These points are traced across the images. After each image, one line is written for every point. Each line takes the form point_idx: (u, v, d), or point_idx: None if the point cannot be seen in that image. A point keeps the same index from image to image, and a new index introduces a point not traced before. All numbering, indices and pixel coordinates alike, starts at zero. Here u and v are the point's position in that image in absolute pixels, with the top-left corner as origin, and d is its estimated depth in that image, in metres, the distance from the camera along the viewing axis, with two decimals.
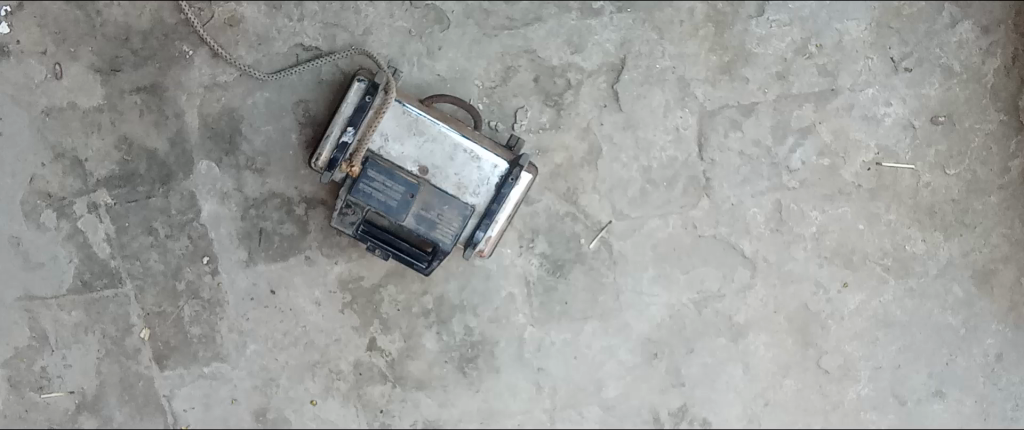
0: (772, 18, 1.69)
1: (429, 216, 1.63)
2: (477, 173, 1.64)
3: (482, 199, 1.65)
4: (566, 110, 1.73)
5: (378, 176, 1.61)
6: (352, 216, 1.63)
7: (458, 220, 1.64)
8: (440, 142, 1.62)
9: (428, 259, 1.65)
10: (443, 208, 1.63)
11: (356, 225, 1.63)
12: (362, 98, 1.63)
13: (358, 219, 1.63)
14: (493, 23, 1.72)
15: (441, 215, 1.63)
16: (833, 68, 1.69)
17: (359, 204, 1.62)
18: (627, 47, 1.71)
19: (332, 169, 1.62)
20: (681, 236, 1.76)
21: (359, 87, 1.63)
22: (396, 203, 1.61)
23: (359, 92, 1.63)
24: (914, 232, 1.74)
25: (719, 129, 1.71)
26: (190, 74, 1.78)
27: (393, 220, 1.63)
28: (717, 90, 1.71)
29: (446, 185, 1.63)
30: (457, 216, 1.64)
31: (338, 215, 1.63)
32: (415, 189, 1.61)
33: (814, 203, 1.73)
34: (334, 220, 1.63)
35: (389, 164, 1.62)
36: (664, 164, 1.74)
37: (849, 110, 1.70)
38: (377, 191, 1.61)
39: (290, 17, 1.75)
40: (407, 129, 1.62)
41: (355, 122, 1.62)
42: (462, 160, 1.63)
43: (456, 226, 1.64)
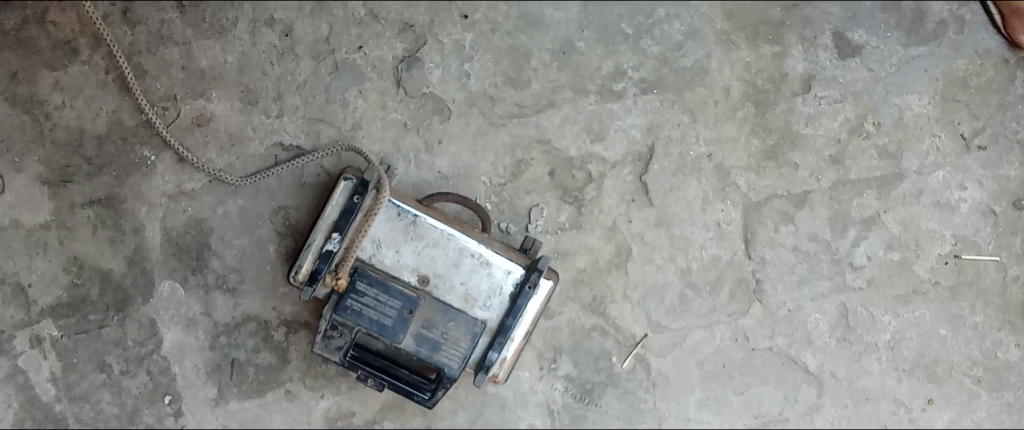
0: (820, 95, 1.48)
1: (432, 337, 1.36)
2: (487, 282, 1.38)
3: (495, 313, 1.38)
4: (589, 206, 1.49)
5: (369, 291, 1.35)
6: (338, 341, 1.35)
7: (467, 339, 1.36)
8: (443, 247, 1.37)
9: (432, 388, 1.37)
10: (448, 326, 1.36)
11: (344, 351, 1.36)
12: (349, 198, 1.37)
13: (346, 344, 1.36)
14: (501, 111, 1.51)
15: (447, 335, 1.36)
16: (895, 149, 1.47)
17: (347, 325, 1.35)
18: (655, 133, 1.49)
19: (314, 284, 1.35)
20: (731, 350, 1.48)
21: (346, 185, 1.38)
22: (390, 321, 1.35)
23: (346, 191, 1.38)
24: (1006, 337, 1.47)
25: (768, 223, 1.47)
26: (152, 182, 1.52)
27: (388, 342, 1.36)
28: (762, 178, 1.48)
29: (452, 298, 1.37)
30: (465, 335, 1.36)
31: (321, 340, 1.36)
32: (414, 304, 1.35)
33: (886, 306, 1.47)
34: (317, 345, 1.36)
35: (382, 276, 1.36)
36: (707, 265, 1.48)
37: (918, 196, 1.46)
38: (369, 308, 1.34)
39: (267, 112, 1.51)
40: (403, 233, 1.36)
41: (342, 228, 1.36)
42: (469, 268, 1.37)
43: (464, 347, 1.36)
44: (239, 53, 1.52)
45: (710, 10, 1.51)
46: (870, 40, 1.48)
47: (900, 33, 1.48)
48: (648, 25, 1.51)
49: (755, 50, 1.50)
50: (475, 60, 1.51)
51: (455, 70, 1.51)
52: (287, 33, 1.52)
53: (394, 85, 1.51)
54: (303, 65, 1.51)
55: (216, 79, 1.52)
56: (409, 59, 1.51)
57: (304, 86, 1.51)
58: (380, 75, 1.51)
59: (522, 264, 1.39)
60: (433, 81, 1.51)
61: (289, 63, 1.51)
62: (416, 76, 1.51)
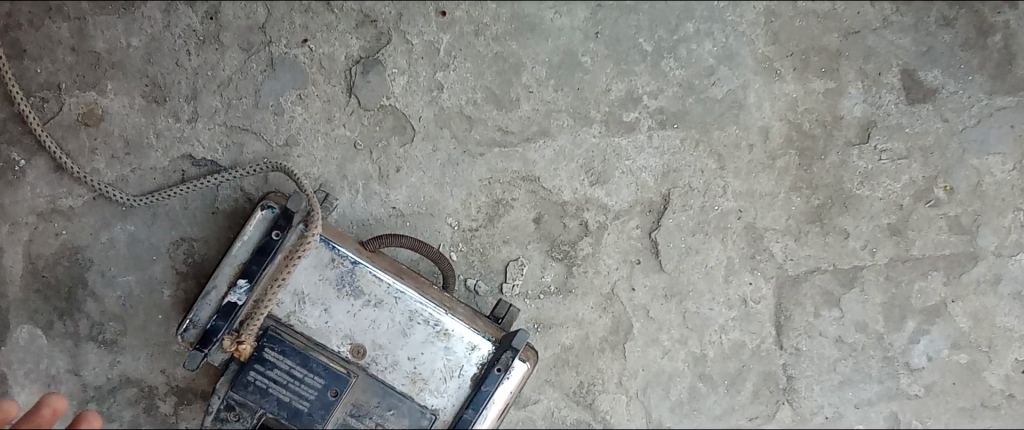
0: (880, 147, 1.18)
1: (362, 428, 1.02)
2: (443, 359, 1.03)
3: (450, 401, 1.03)
4: (581, 266, 1.18)
5: (282, 362, 1.00)
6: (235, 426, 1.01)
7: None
8: (387, 308, 1.03)
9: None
10: (384, 415, 1.02)
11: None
12: (266, 234, 1.02)
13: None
14: (478, 136, 1.18)
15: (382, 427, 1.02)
16: (970, 222, 1.17)
17: (247, 407, 1.00)
18: (672, 179, 1.18)
19: (206, 347, 0.99)
20: None
21: (263, 216, 1.03)
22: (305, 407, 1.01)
23: (262, 224, 1.03)
24: None
25: (806, 305, 1.16)
26: (18, 194, 1.15)
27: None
28: (803, 246, 1.17)
29: (393, 377, 1.03)
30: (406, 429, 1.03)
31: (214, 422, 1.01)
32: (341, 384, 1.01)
33: (946, 420, 1.17)
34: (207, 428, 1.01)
35: (301, 341, 1.01)
36: (726, 354, 1.17)
37: (995, 284, 1.16)
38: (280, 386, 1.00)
39: (176, 115, 1.17)
40: (335, 286, 1.02)
41: (253, 273, 1.01)
42: (421, 338, 1.03)
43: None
44: (147, 35, 1.17)
45: (751, 30, 1.19)
46: (947, 83, 1.18)
47: (984, 77, 1.18)
48: (673, 42, 1.19)
49: (803, 84, 1.19)
50: (451, 69, 1.18)
51: (425, 79, 1.18)
52: (211, 14, 1.17)
53: (344, 92, 1.17)
54: (228, 58, 1.17)
55: (115, 66, 1.17)
56: (367, 60, 1.17)
57: (228, 84, 1.17)
58: (327, 78, 1.17)
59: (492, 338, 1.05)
60: (395, 91, 1.18)
61: (211, 53, 1.17)
62: (374, 82, 1.17)
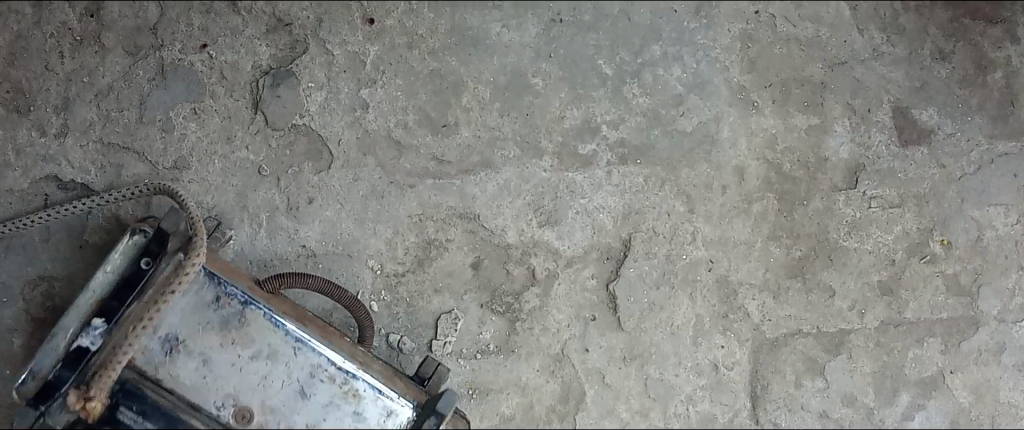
0: (869, 193, 1.03)
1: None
2: (354, 425, 0.79)
3: None
4: (526, 321, 0.99)
5: (143, 421, 0.75)
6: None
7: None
8: (285, 358, 0.80)
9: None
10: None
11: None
12: (134, 263, 0.82)
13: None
14: (408, 165, 1.01)
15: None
16: (969, 282, 1.02)
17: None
18: (634, 222, 1.02)
19: (43, 404, 0.76)
20: None
21: (131, 242, 0.83)
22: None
23: (132, 252, 0.83)
24: None
25: (786, 373, 1.00)
26: None
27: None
28: (782, 305, 1.01)
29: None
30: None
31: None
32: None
33: None
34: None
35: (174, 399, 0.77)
36: (694, 429, 0.98)
37: (998, 354, 1.01)
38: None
39: (42, 128, 0.97)
40: (219, 330, 0.80)
41: (115, 312, 0.80)
42: (326, 398, 0.79)
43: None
44: (12, 33, 0.99)
45: (725, 55, 1.06)
46: (943, 123, 1.05)
47: (982, 119, 1.05)
48: (637, 66, 1.05)
49: (784, 118, 1.04)
50: (379, 85, 1.02)
51: (348, 97, 1.01)
52: (92, 12, 1.00)
53: (250, 107, 0.99)
54: (110, 62, 0.99)
55: None
56: (279, 71, 1.00)
57: (108, 94, 0.98)
58: (229, 91, 0.99)
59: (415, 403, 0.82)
60: (311, 109, 1.00)
61: (89, 57, 0.98)
62: (286, 98, 1.00)
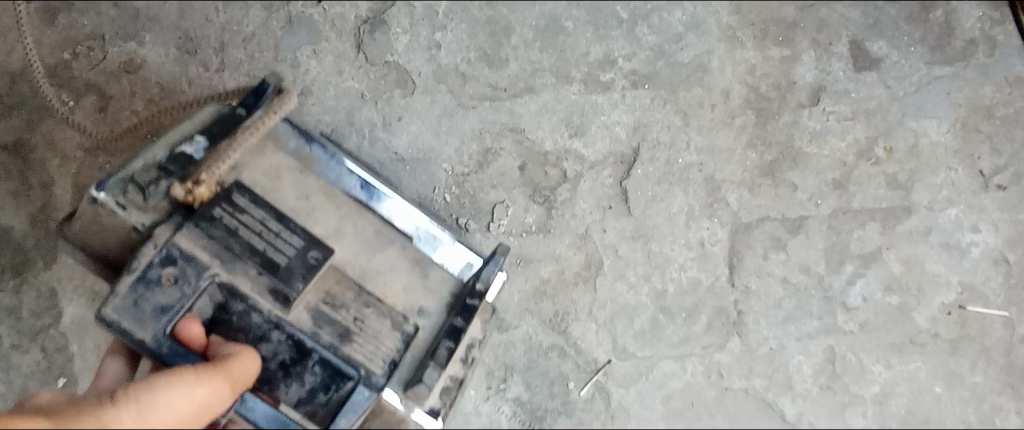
0: (829, 110, 1.32)
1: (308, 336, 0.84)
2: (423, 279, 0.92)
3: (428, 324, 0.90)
4: (559, 209, 1.32)
5: (241, 217, 0.86)
6: (154, 304, 0.79)
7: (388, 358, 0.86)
8: (354, 217, 0.93)
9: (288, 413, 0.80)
10: (363, 312, 0.87)
11: (167, 318, 0.79)
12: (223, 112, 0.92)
13: (166, 313, 0.79)
14: (471, 91, 1.34)
15: (340, 345, 0.85)
16: (906, 179, 1.31)
17: (192, 266, 0.81)
18: (642, 133, 1.33)
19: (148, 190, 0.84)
20: (701, 388, 1.29)
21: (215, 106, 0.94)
22: (255, 287, 0.83)
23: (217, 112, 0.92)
24: (1005, 402, 1.28)
25: (756, 248, 1.31)
26: (67, 132, 1.31)
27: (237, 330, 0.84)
28: (756, 196, 1.32)
29: (362, 301, 0.88)
30: (377, 358, 0.86)
31: (129, 305, 0.79)
32: (299, 267, 0.85)
33: (879, 355, 1.29)
34: (113, 300, 0.78)
35: (259, 214, 0.86)
36: (684, 289, 1.31)
37: (925, 234, 1.31)
38: (236, 247, 0.84)
39: (205, 65, 1.32)
40: (297, 184, 0.92)
41: (211, 132, 0.89)
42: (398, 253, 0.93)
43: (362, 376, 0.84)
44: None
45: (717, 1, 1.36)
46: (890, 53, 1.33)
47: (923, 49, 1.33)
48: (646, 11, 1.36)
49: (761, 51, 1.34)
50: (449, 30, 1.35)
51: (426, 38, 1.35)
52: None
53: (354, 48, 1.33)
54: (252, 15, 1.35)
55: (152, 20, 1.34)
56: (375, 20, 1.35)
57: (251, 39, 1.33)
58: (339, 36, 1.34)
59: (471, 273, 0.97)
60: (398, 49, 1.34)
61: (236, 11, 1.34)
62: (380, 40, 1.34)
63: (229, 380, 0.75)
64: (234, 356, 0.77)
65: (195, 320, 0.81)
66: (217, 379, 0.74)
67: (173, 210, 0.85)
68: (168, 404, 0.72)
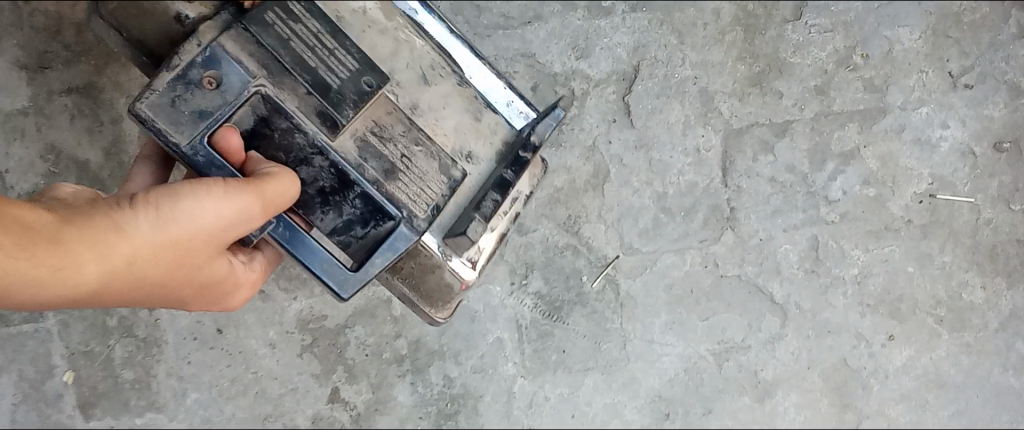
0: (811, 23, 1.46)
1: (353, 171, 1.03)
2: (469, 123, 1.14)
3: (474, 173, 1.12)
4: (569, 124, 1.48)
5: (293, 27, 1.02)
6: (193, 106, 0.96)
7: (434, 200, 1.08)
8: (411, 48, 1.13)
9: (324, 245, 0.99)
10: (412, 151, 1.08)
11: (206, 123, 0.96)
12: None
13: (202, 116, 0.96)
14: (486, 21, 1.48)
15: (384, 181, 1.05)
16: (881, 83, 1.46)
17: (235, 74, 0.97)
18: (641, 53, 1.48)
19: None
20: (699, 276, 1.51)
21: None
22: (303, 114, 1.00)
23: None
24: (971, 278, 1.49)
25: (746, 152, 1.48)
26: (131, 74, 1.49)
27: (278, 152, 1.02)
28: (746, 105, 1.47)
29: (412, 139, 1.08)
30: (422, 201, 1.07)
31: (167, 105, 0.95)
32: (353, 94, 1.02)
33: (856, 241, 1.49)
34: (156, 94, 0.95)
35: (317, 28, 1.04)
36: (682, 190, 1.49)
37: (899, 132, 1.46)
38: (293, 55, 1.01)
39: None
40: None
41: None
42: (447, 91, 1.14)
43: (400, 220, 1.03)
44: None
45: None
46: None
47: None
48: None
49: None
50: None
51: None
52: None
53: None
54: None
55: None
56: None
57: None
58: None
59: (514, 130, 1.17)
60: None
61: None
62: None
63: (251, 198, 0.91)
64: (266, 179, 0.93)
65: (234, 131, 0.97)
66: (241, 195, 0.90)
67: (221, 4, 1.02)
68: (190, 211, 0.89)
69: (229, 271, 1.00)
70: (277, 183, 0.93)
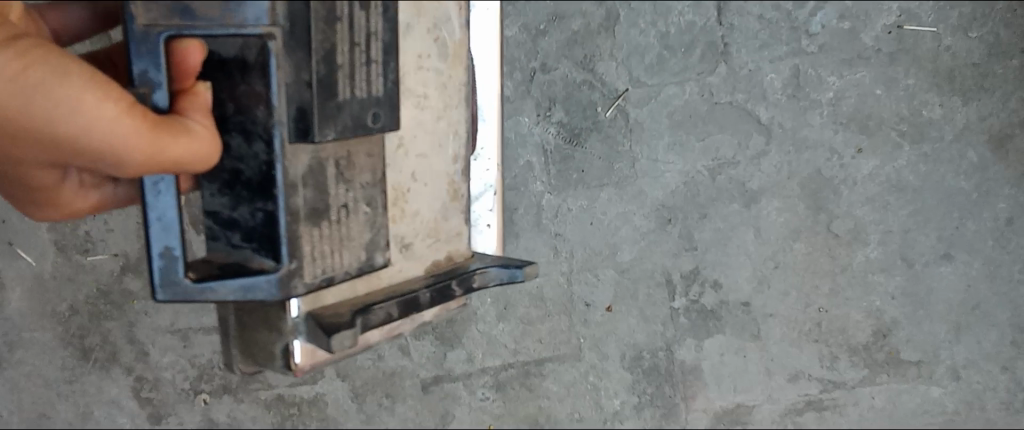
0: None
1: (281, 192, 0.92)
2: (433, 219, 1.14)
3: (394, 263, 1.11)
4: None
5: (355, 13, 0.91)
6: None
7: (342, 270, 1.02)
8: (444, 104, 1.10)
9: (180, 247, 0.92)
10: (361, 208, 1.02)
11: (178, 20, 0.85)
12: None
13: (187, 10, 0.84)
14: None
15: (303, 216, 0.95)
16: None
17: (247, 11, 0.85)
18: None
19: None
20: (697, 104, 1.78)
21: None
22: (284, 102, 0.89)
23: None
24: (931, 97, 1.75)
25: None
26: None
27: (242, 109, 0.91)
28: None
29: (368, 195, 1.02)
30: (319, 256, 0.99)
31: None
32: (350, 121, 0.93)
33: (832, 68, 1.74)
34: None
35: (375, 28, 0.93)
36: (682, 30, 1.73)
37: None
38: (328, 40, 0.89)
39: None
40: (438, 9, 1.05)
41: None
42: (442, 171, 1.13)
43: (279, 271, 0.94)
44: None
45: None
46: None
47: None
48: None
49: None
50: None
51: None
52: None
53: None
54: None
55: None
56: None
57: None
58: None
59: (454, 252, 1.20)
60: None
61: None
62: None
63: (140, 142, 0.85)
64: (173, 135, 0.85)
65: (199, 53, 0.87)
66: (131, 133, 0.85)
67: None
68: (80, 105, 0.86)
69: (56, 182, 1.08)
70: (181, 146, 0.85)
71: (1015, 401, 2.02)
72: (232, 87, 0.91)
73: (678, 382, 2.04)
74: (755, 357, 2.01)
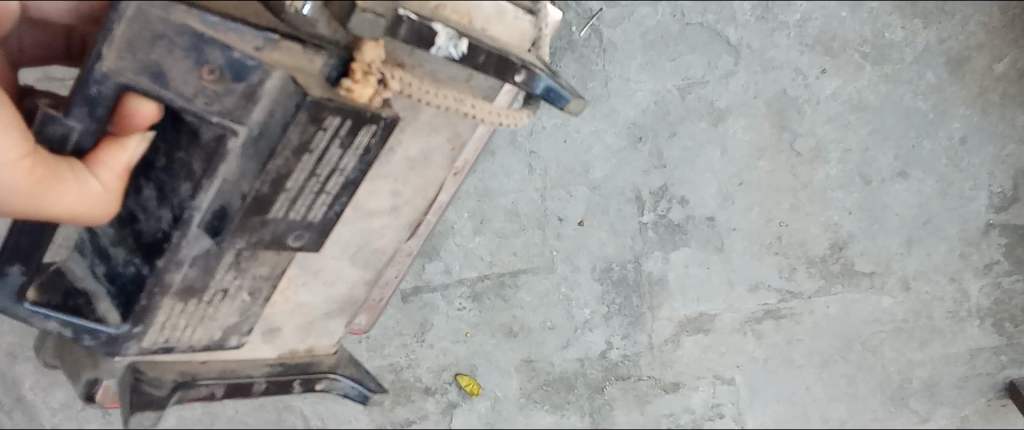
0: None
1: (163, 266, 1.13)
2: (317, 303, 1.40)
3: (252, 341, 1.39)
4: None
5: (328, 151, 1.04)
6: (168, 70, 0.96)
7: (194, 339, 1.29)
8: (373, 228, 1.31)
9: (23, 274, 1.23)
10: (249, 290, 1.26)
11: (140, 82, 0.96)
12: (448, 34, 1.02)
13: (157, 75, 0.96)
14: None
15: (177, 289, 1.18)
16: None
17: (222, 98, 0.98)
18: None
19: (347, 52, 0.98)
20: (669, 24, 1.83)
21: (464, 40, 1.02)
22: (212, 198, 1.07)
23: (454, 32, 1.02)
24: (894, 20, 1.83)
25: None
26: None
27: (170, 171, 1.08)
28: None
29: (266, 280, 1.27)
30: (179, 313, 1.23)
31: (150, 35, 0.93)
32: (267, 237, 1.10)
33: None
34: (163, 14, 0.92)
35: (343, 166, 1.08)
36: None
37: None
38: (286, 167, 1.02)
39: None
40: (424, 150, 1.22)
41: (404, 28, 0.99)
42: (347, 276, 1.38)
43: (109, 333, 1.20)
44: None
45: None
46: None
47: None
48: None
49: None
50: None
51: None
52: None
53: None
54: None
55: None
56: None
57: None
58: None
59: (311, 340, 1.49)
60: None
61: None
62: None
63: (28, 187, 1.00)
64: (60, 193, 1.01)
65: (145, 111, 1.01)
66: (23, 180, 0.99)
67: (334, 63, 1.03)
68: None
69: None
70: (69, 202, 1.02)
71: (960, 310, 2.15)
72: (171, 146, 1.07)
73: (645, 292, 2.15)
74: (718, 270, 2.12)
